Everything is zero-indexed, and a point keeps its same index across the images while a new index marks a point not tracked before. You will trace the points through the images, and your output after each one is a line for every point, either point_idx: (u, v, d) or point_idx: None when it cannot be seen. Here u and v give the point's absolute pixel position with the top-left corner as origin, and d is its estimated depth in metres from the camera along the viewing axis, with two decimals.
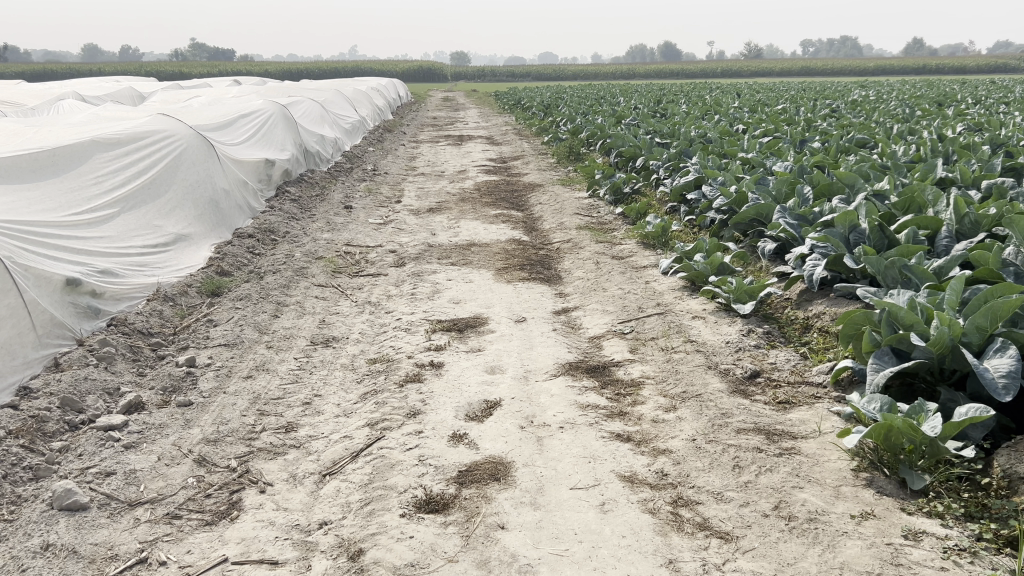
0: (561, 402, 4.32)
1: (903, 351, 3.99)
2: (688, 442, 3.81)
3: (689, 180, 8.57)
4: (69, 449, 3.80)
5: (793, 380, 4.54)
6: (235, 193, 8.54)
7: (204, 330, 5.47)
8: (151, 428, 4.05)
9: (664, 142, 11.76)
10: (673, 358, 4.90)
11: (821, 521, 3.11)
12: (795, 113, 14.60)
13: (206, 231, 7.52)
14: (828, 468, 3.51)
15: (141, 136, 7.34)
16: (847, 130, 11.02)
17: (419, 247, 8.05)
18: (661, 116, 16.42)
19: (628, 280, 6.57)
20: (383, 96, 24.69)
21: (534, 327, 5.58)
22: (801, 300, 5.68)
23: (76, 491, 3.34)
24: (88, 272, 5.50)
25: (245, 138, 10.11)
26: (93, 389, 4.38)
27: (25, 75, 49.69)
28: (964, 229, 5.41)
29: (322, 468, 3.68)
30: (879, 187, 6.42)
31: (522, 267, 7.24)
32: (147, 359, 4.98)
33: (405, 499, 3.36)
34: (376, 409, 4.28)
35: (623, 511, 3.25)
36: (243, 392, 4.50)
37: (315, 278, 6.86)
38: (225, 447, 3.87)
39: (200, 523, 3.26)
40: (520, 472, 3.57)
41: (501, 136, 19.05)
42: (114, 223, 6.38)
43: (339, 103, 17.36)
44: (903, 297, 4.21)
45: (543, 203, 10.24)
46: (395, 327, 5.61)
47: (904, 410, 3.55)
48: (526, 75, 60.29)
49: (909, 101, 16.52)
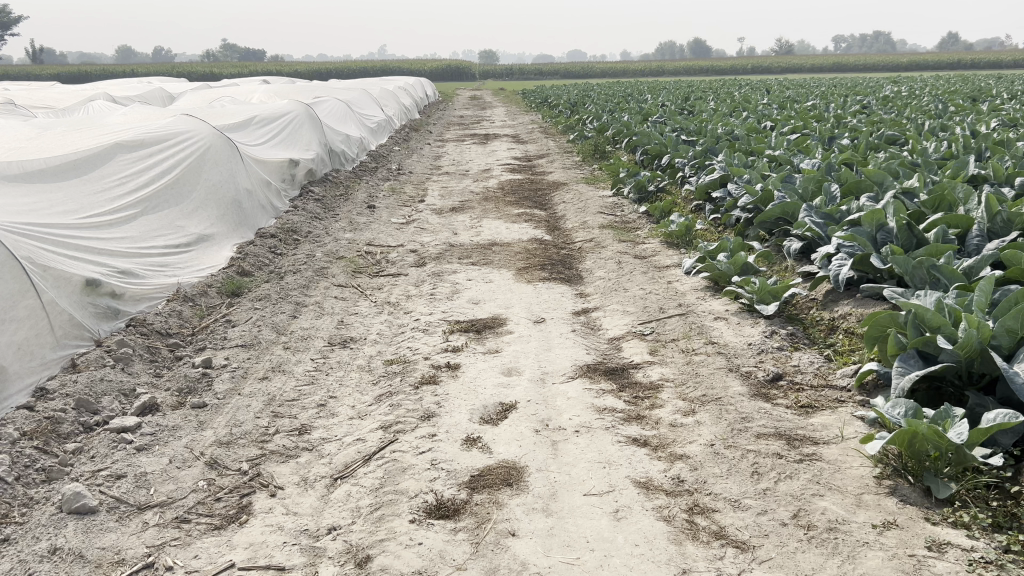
0: (578, 405, 4.25)
1: (930, 355, 3.88)
2: (706, 447, 3.73)
3: (715, 178, 8.47)
4: (83, 450, 3.81)
5: (817, 383, 4.43)
6: (258, 192, 8.56)
7: (222, 331, 5.47)
8: (164, 429, 4.04)
9: (690, 140, 11.61)
10: (694, 360, 4.81)
11: (842, 531, 3.01)
12: (824, 109, 14.38)
13: (228, 231, 7.54)
14: (850, 475, 3.41)
15: (165, 136, 7.37)
16: (878, 126, 10.83)
17: (440, 246, 8.01)
18: (688, 112, 16.27)
19: (650, 280, 6.48)
20: (409, 96, 24.69)
21: (553, 328, 5.52)
22: (826, 301, 5.55)
23: (85, 495, 3.34)
24: (108, 273, 5.52)
25: (268, 138, 10.14)
26: (109, 390, 4.39)
27: (59, 78, 50.36)
28: (995, 228, 5.25)
29: (334, 472, 3.65)
30: (908, 184, 6.28)
31: (542, 267, 7.17)
32: (165, 360, 4.99)
33: (416, 505, 3.32)
34: (391, 411, 4.25)
35: (637, 518, 3.18)
36: (258, 393, 4.48)
37: (335, 278, 6.86)
38: (237, 450, 3.84)
39: (210, 527, 3.24)
40: (533, 477, 3.51)
41: (527, 135, 19.03)
42: (136, 223, 6.40)
43: (365, 102, 17.41)
44: (930, 297, 4.08)
45: (567, 202, 10.17)
46: (413, 328, 5.58)
47: (930, 415, 3.44)
48: (553, 73, 59.99)
49: (941, 96, 16.22)
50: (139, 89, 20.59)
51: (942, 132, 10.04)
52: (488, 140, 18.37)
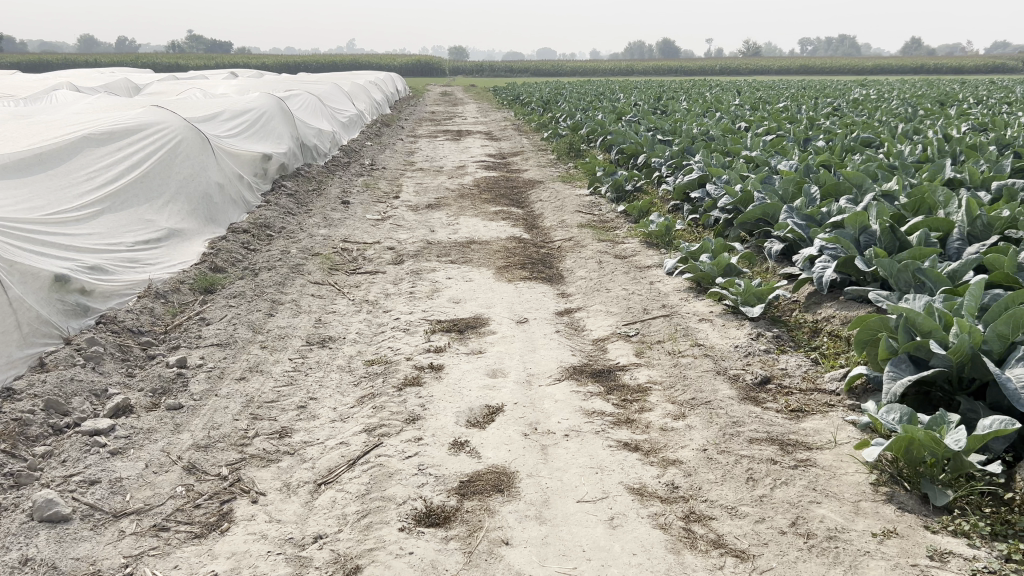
0: (566, 408, 4.17)
1: (922, 359, 3.84)
2: (698, 452, 3.67)
3: (693, 178, 8.42)
4: (53, 454, 3.64)
5: (805, 387, 4.39)
6: (230, 186, 8.35)
7: (196, 329, 5.30)
8: (139, 432, 3.88)
9: (666, 140, 11.60)
10: (681, 362, 4.75)
11: (841, 539, 2.96)
12: (797, 111, 14.42)
13: (199, 227, 7.35)
14: (847, 482, 3.36)
15: (134, 129, 7.17)
16: (851, 129, 10.90)
17: (417, 244, 7.87)
18: (662, 112, 16.24)
19: (632, 280, 6.42)
20: (380, 91, 24.41)
21: (536, 329, 5.43)
22: (809, 303, 5.52)
23: (57, 502, 3.19)
24: (76, 269, 5.34)
25: (239, 130, 9.92)
26: (79, 390, 4.22)
27: (18, 66, 49.04)
28: (976, 232, 5.21)
29: (317, 477, 3.53)
30: (888, 187, 6.28)
31: (522, 266, 7.08)
32: (137, 359, 4.82)
33: (404, 512, 3.21)
34: (374, 413, 4.13)
35: (633, 526, 3.10)
36: (236, 395, 4.34)
37: (311, 276, 6.69)
38: (216, 454, 3.71)
39: (189, 536, 3.11)
40: (524, 483, 3.42)
41: (500, 133, 18.87)
42: (104, 219, 6.21)
43: (336, 96, 17.15)
44: (920, 302, 4.06)
45: (544, 200, 10.08)
46: (393, 327, 5.46)
47: (925, 421, 3.40)
48: (525, 71, 59.76)
49: (910, 100, 16.40)
50: (105, 79, 20.19)
51: (915, 135, 10.12)
52: (461, 136, 18.21)
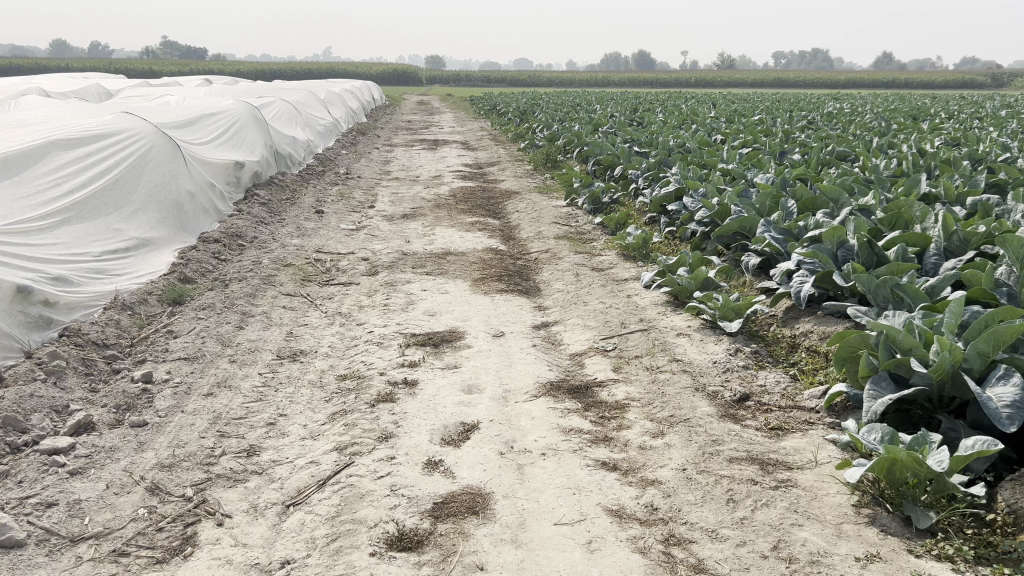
0: (543, 426, 4.08)
1: (902, 377, 3.78)
2: (678, 472, 3.59)
3: (670, 191, 8.38)
4: (9, 474, 3.50)
5: (784, 405, 4.33)
6: (201, 195, 8.18)
7: (163, 343, 5.15)
8: (100, 451, 3.75)
9: (642, 152, 11.57)
10: (659, 379, 4.69)
11: (824, 564, 2.90)
12: (771, 123, 14.50)
13: (169, 236, 7.18)
14: (828, 504, 3.30)
15: (102, 136, 7.00)
16: (827, 142, 10.95)
17: (393, 255, 7.76)
18: (639, 124, 16.28)
19: (610, 294, 6.35)
20: (356, 99, 24.32)
21: (512, 343, 5.33)
22: (787, 318, 5.49)
23: (11, 526, 3.05)
24: (40, 280, 5.18)
25: (211, 138, 9.75)
26: (39, 407, 4.07)
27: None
28: (953, 247, 5.18)
29: (285, 498, 3.41)
30: (863, 202, 6.20)
31: (499, 278, 6.99)
32: (101, 373, 4.68)
33: (375, 536, 3.10)
34: (346, 431, 4.02)
35: (612, 551, 3.02)
36: (203, 411, 4.21)
37: (284, 287, 6.57)
38: (181, 474, 3.58)
39: (150, 561, 2.98)
40: (499, 505, 3.33)
41: (478, 143, 18.79)
42: (69, 228, 6.04)
43: (311, 104, 16.99)
44: (899, 319, 4.00)
45: (521, 211, 10.02)
46: (367, 341, 5.34)
47: (906, 440, 3.33)
48: (499, 81, 59.97)
49: (884, 114, 16.61)
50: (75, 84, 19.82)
51: (890, 150, 10.17)
52: (437, 146, 18.11)
